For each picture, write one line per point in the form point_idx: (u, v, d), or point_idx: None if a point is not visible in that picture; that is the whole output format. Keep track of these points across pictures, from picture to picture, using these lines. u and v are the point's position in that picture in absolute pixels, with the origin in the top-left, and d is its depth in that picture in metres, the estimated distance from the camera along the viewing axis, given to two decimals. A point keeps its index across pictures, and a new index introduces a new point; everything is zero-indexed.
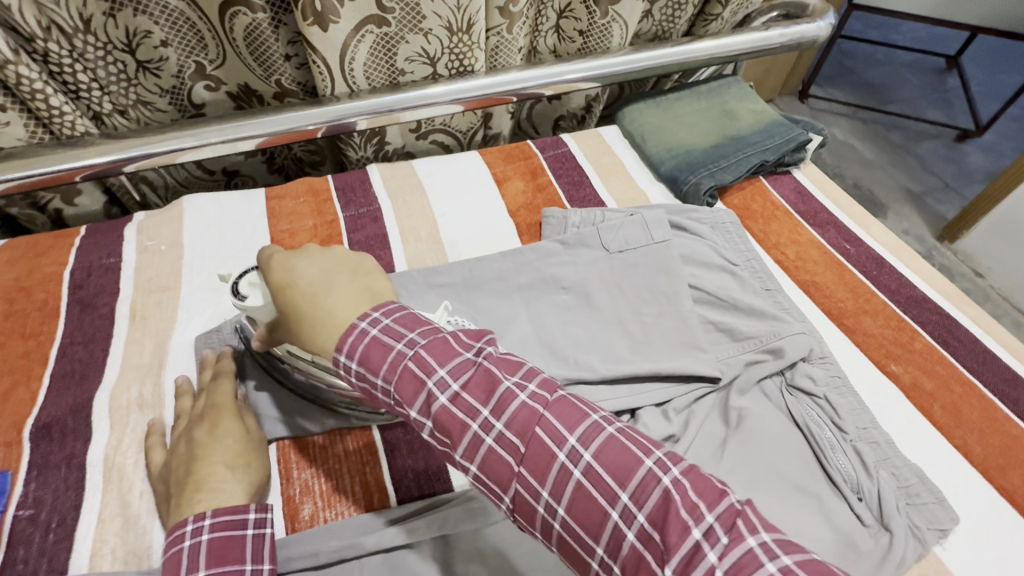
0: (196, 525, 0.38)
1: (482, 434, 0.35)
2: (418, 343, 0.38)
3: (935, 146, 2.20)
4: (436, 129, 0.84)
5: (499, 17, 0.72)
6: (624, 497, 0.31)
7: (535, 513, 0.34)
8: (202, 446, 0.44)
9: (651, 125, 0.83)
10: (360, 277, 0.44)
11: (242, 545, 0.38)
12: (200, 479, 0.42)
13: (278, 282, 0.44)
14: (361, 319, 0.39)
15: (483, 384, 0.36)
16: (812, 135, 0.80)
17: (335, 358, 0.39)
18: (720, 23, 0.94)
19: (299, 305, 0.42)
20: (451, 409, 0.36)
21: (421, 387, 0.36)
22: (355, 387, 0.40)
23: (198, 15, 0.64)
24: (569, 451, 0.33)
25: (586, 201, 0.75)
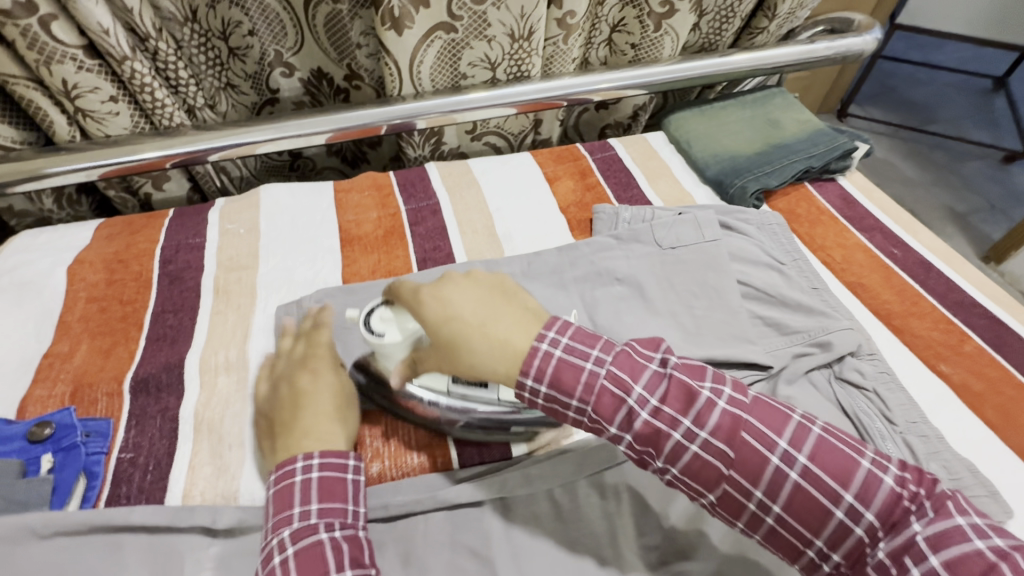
0: (306, 463, 0.42)
1: (675, 435, 0.40)
2: (604, 360, 0.42)
3: (981, 167, 2.16)
4: (490, 131, 0.89)
5: (557, 27, 0.76)
6: (850, 497, 0.37)
7: (743, 508, 0.40)
8: (305, 396, 0.48)
9: (697, 132, 0.86)
10: (513, 302, 0.47)
11: (344, 487, 0.42)
12: (307, 426, 0.46)
13: (434, 315, 0.45)
14: (540, 340, 0.43)
15: (679, 394, 0.41)
16: (859, 144, 0.82)
17: (521, 381, 0.43)
18: (766, 37, 0.97)
19: (467, 335, 0.44)
20: (654, 422, 0.41)
21: (620, 403, 0.41)
22: (539, 408, 0.44)
23: (284, 7, 0.71)
24: (782, 454, 0.39)
25: (634, 201, 0.78)
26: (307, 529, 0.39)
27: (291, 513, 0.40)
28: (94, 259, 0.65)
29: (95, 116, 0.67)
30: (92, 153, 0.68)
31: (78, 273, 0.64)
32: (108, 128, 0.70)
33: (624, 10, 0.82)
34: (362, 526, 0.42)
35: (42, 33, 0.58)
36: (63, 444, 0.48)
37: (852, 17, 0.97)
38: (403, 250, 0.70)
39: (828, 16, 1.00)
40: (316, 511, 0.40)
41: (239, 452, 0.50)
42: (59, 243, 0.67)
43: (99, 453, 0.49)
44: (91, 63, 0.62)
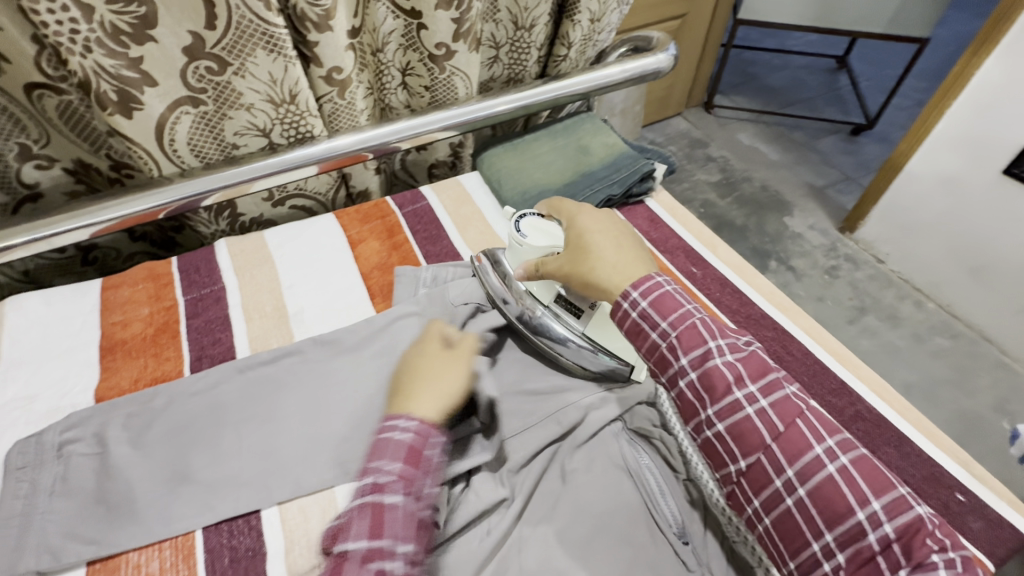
0: (402, 427, 0.49)
1: (737, 392, 0.45)
2: (701, 311, 0.49)
3: (833, 142, 2.34)
4: (291, 194, 0.83)
5: (327, 85, 0.72)
6: (878, 507, 0.40)
7: (769, 482, 0.44)
8: (417, 372, 0.56)
9: (507, 169, 0.85)
10: (642, 249, 0.57)
11: (384, 451, 0.47)
12: (412, 393, 0.53)
13: (578, 230, 0.60)
14: (656, 275, 0.52)
15: (753, 365, 0.46)
16: (657, 165, 0.84)
17: (628, 292, 0.51)
18: (570, 63, 0.97)
19: (607, 248, 0.56)
20: (723, 371, 0.46)
21: (729, 391, 0.45)
22: (624, 325, 0.51)
23: (7, 100, 0.64)
24: (826, 449, 0.42)
25: (442, 255, 0.76)
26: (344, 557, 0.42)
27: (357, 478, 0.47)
28: None
29: None
30: None
31: None
32: None
33: (406, 54, 0.80)
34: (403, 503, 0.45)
35: None
36: None
37: (651, 35, 0.99)
38: (176, 347, 0.63)
39: (631, 35, 1.02)
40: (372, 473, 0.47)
41: None
42: None
43: None
44: None
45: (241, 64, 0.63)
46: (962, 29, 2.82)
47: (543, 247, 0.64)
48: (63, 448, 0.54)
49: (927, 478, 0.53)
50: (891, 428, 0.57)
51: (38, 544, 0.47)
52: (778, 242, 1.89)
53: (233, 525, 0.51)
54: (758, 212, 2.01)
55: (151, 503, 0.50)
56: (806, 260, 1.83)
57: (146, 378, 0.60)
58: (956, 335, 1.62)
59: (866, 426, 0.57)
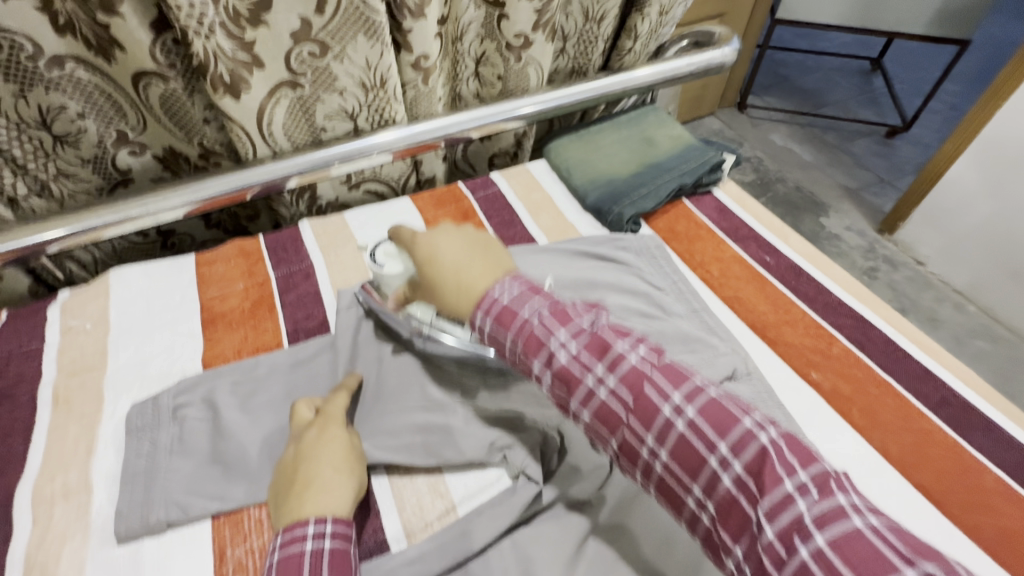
0: (316, 530, 0.42)
1: (628, 420, 0.41)
2: (569, 343, 0.44)
3: (868, 144, 2.33)
4: (367, 178, 0.85)
5: (414, 71, 0.74)
6: (762, 508, 0.35)
7: (639, 455, 0.41)
8: (429, 277, 0.54)
9: (575, 158, 0.87)
10: (488, 256, 0.53)
11: (301, 561, 0.40)
12: (437, 292, 0.53)
13: (422, 256, 0.55)
14: (495, 290, 0.48)
15: (633, 382, 0.42)
16: (726, 156, 0.85)
17: (504, 279, 0.50)
18: (633, 56, 0.99)
19: (444, 274, 0.53)
20: (611, 404, 0.42)
21: (620, 421, 0.42)
22: (494, 348, 0.48)
23: (113, 87, 0.66)
24: (673, 407, 0.40)
25: (517, 239, 0.78)
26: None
27: None
28: None
29: None
30: None
31: None
32: None
33: (483, 44, 0.83)
34: None
35: None
36: None
37: (713, 30, 1.01)
38: (272, 320, 0.66)
39: (692, 29, 1.04)
40: None
41: None
42: None
43: None
44: None
45: (342, 49, 0.65)
46: (1000, 32, 2.78)
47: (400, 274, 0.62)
48: (177, 411, 0.56)
49: (1019, 464, 0.54)
50: (979, 414, 0.57)
51: (163, 498, 0.50)
52: (815, 242, 1.88)
53: None
54: (793, 213, 2.00)
55: (264, 464, 0.53)
56: (843, 260, 1.82)
57: (248, 347, 0.63)
58: (998, 339, 1.60)
59: (953, 412, 0.58)
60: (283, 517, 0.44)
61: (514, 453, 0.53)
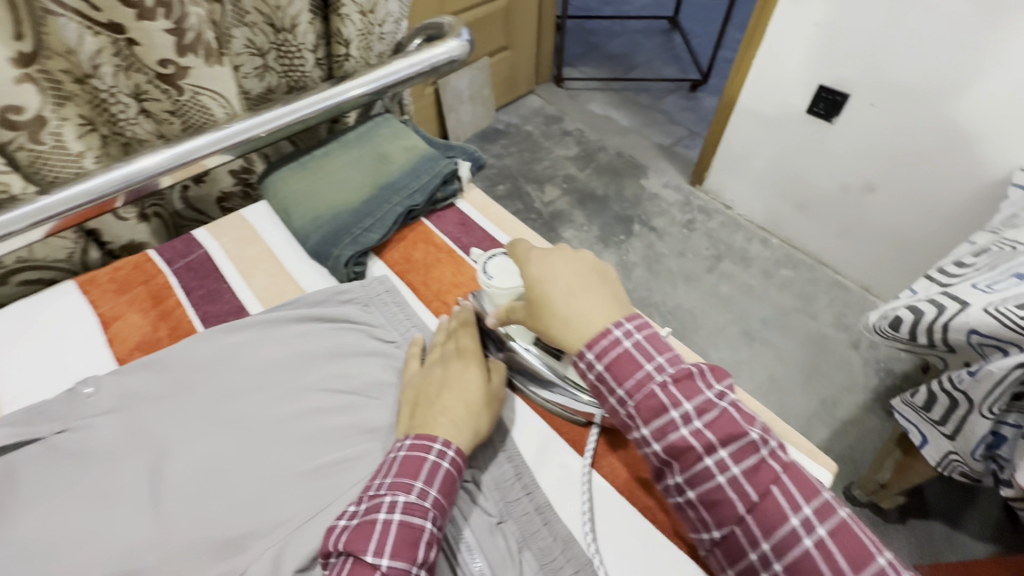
0: (440, 448, 0.47)
1: (649, 367, 0.45)
2: (633, 333, 0.46)
3: (676, 100, 2.47)
4: (16, 269, 0.66)
5: (8, 130, 0.57)
6: (809, 509, 0.41)
7: (700, 468, 0.42)
8: (545, 303, 0.49)
9: (295, 194, 0.74)
10: (605, 288, 0.50)
11: (420, 467, 0.46)
12: (561, 325, 0.48)
13: (535, 278, 0.51)
14: (616, 327, 0.46)
15: (659, 344, 0.46)
16: (461, 163, 0.77)
17: (620, 321, 0.47)
18: (356, 62, 0.87)
19: (572, 309, 0.48)
20: (635, 353, 0.45)
21: (640, 366, 0.45)
22: (587, 378, 0.47)
23: None
24: (802, 519, 0.40)
25: (222, 314, 0.63)
26: (374, 499, 0.44)
27: (374, 481, 0.46)
28: None
29: None
30: None
31: None
32: None
33: (131, 76, 0.65)
34: (429, 507, 0.44)
35: None
36: None
37: (442, 21, 0.92)
38: None
39: (423, 24, 0.95)
40: (388, 484, 0.45)
41: None
42: None
43: None
44: None
45: None
46: None
47: (514, 290, 0.57)
48: None
49: None
50: None
51: None
52: (638, 206, 1.95)
53: None
54: (617, 179, 2.06)
55: None
56: (665, 218, 1.90)
57: None
58: (799, 265, 1.74)
59: None
60: (414, 425, 0.50)
61: None
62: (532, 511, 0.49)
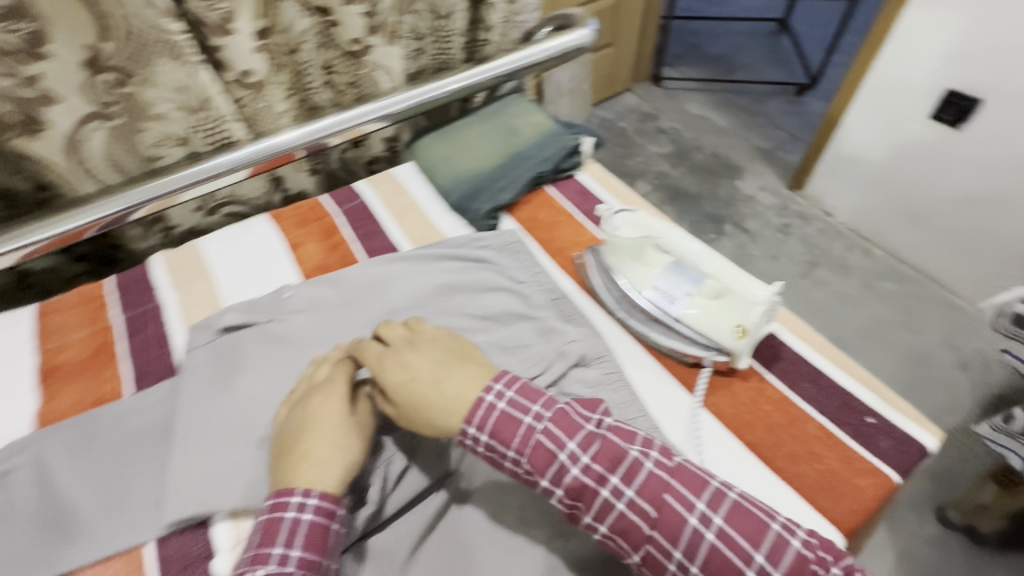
0: (302, 498, 0.44)
1: (558, 455, 0.43)
2: (542, 415, 0.45)
3: (778, 104, 2.40)
4: (224, 202, 0.83)
5: (242, 89, 0.71)
6: (761, 557, 0.40)
7: (643, 539, 0.42)
8: (411, 385, 0.48)
9: (438, 157, 0.86)
10: (458, 367, 0.49)
11: (526, 404, 0.46)
12: (441, 404, 0.46)
13: (397, 376, 0.49)
14: (486, 393, 0.46)
15: (566, 425, 0.45)
16: (584, 139, 0.85)
17: (489, 386, 0.47)
18: (495, 46, 0.98)
19: (423, 394, 0.47)
20: (545, 442, 0.44)
21: (552, 457, 0.43)
22: (479, 454, 0.46)
23: None
24: (659, 539, 0.41)
25: (381, 249, 0.75)
26: (489, 423, 0.45)
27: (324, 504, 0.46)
28: None
29: None
30: None
31: None
32: None
33: (326, 52, 0.78)
34: (543, 434, 0.44)
35: None
36: None
37: (572, 13, 1.01)
38: (116, 367, 0.63)
39: (554, 14, 1.03)
40: (506, 403, 0.46)
41: None
42: None
43: None
44: None
45: (147, 73, 0.63)
46: None
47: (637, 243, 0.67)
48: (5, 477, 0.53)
49: (839, 407, 0.56)
50: (807, 362, 0.59)
51: None
52: (730, 207, 1.93)
53: (189, 535, 0.50)
54: (710, 179, 2.05)
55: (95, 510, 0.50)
56: (758, 221, 1.87)
57: (87, 400, 0.60)
58: (903, 278, 1.65)
59: (785, 366, 0.59)
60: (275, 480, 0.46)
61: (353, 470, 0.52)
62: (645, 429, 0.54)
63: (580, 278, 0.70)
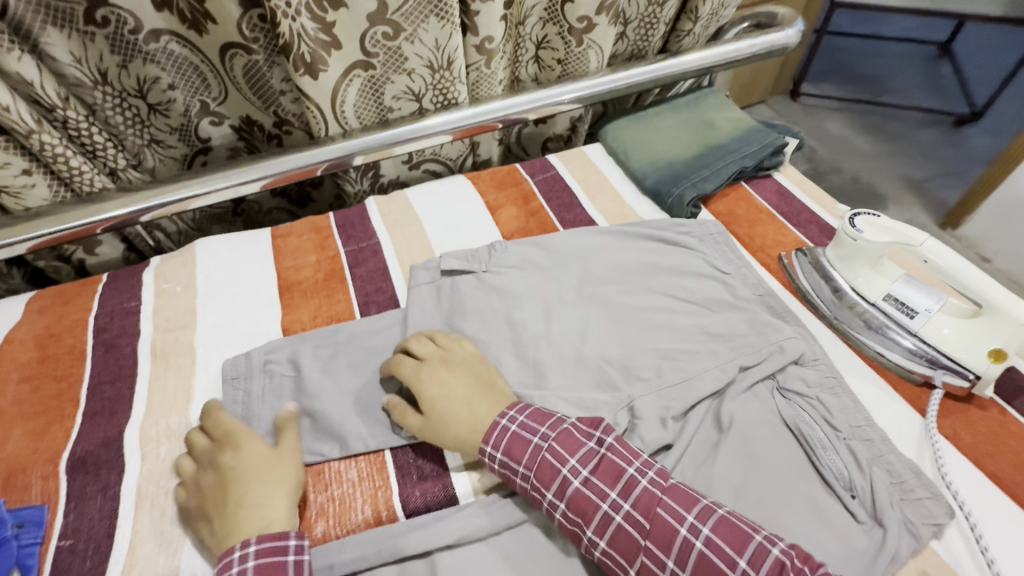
0: (243, 550, 0.42)
1: (602, 504, 0.44)
2: (549, 436, 0.49)
3: (932, 134, 2.20)
4: (428, 158, 0.89)
5: (477, 53, 0.76)
6: None
7: None
8: (433, 406, 0.53)
9: (632, 141, 0.87)
10: (492, 391, 0.54)
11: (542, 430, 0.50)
12: (463, 426, 0.51)
13: (429, 393, 0.53)
14: (501, 417, 0.51)
15: (607, 470, 0.46)
16: (788, 139, 0.83)
17: (505, 411, 0.52)
18: (693, 39, 0.97)
19: (452, 410, 0.52)
20: (585, 492, 0.45)
21: (597, 506, 0.45)
22: (496, 472, 0.50)
23: (200, 58, 0.72)
24: (689, 526, 0.42)
25: (577, 222, 0.78)
26: (534, 455, 0.48)
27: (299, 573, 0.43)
28: (25, 336, 0.64)
29: (10, 190, 0.65)
30: (18, 227, 0.66)
31: (8, 354, 0.62)
32: (27, 201, 0.68)
33: (546, 27, 0.83)
34: (582, 474, 0.46)
35: None
36: None
37: (777, 11, 0.98)
38: (345, 291, 0.70)
39: (753, 11, 1.00)
40: (527, 419, 0.50)
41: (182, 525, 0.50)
42: None
43: (32, 545, 0.48)
44: None
45: (413, 31, 0.68)
46: None
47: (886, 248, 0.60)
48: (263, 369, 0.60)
49: None
50: None
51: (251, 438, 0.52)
52: None
53: (420, 452, 0.55)
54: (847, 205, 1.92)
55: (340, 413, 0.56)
56: None
57: (322, 315, 0.67)
58: None
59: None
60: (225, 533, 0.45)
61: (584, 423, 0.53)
62: (876, 438, 0.53)
63: (786, 278, 0.69)
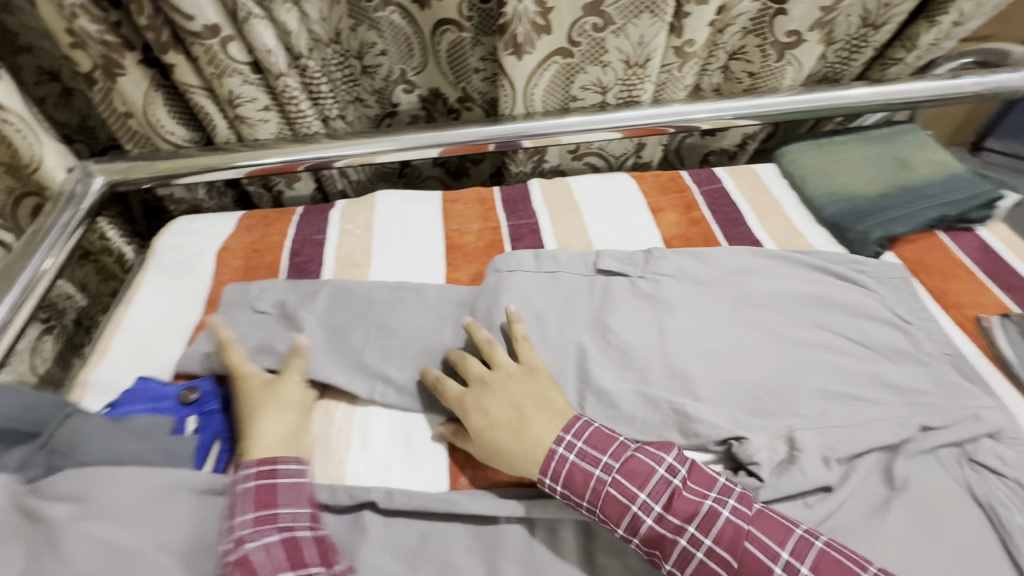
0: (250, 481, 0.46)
1: (680, 540, 0.44)
2: (612, 467, 0.48)
3: None
4: (592, 151, 0.91)
5: (674, 56, 0.76)
6: None
7: None
8: (484, 432, 0.51)
9: (812, 167, 0.82)
10: (543, 411, 0.52)
11: (596, 457, 0.48)
12: (517, 453, 0.50)
13: (475, 419, 0.52)
14: (558, 444, 0.49)
15: (680, 504, 0.45)
16: (1007, 193, 0.73)
17: (561, 435, 0.50)
18: (901, 69, 0.89)
19: (506, 442, 0.50)
20: (660, 528, 0.45)
21: (673, 542, 0.44)
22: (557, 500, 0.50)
23: (413, 30, 0.78)
24: (784, 564, 0.42)
25: (742, 239, 0.75)
26: (598, 490, 0.47)
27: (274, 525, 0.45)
28: (236, 246, 0.74)
29: (249, 122, 0.75)
30: (245, 154, 0.76)
31: (223, 258, 0.72)
32: (258, 133, 0.78)
33: (746, 39, 0.80)
34: (654, 510, 0.46)
35: (221, 52, 0.66)
36: (206, 409, 0.56)
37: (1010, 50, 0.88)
38: None
39: (978, 47, 0.91)
40: (583, 449, 0.49)
41: (347, 438, 0.55)
42: (208, 229, 0.77)
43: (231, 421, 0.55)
44: (254, 77, 0.71)
45: (623, 25, 0.70)
46: None
47: None
48: None
49: None
50: None
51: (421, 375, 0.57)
52: None
53: None
54: None
55: None
56: None
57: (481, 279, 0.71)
58: None
59: None
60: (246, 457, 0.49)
61: (745, 444, 0.51)
62: None
63: (983, 343, 0.62)
